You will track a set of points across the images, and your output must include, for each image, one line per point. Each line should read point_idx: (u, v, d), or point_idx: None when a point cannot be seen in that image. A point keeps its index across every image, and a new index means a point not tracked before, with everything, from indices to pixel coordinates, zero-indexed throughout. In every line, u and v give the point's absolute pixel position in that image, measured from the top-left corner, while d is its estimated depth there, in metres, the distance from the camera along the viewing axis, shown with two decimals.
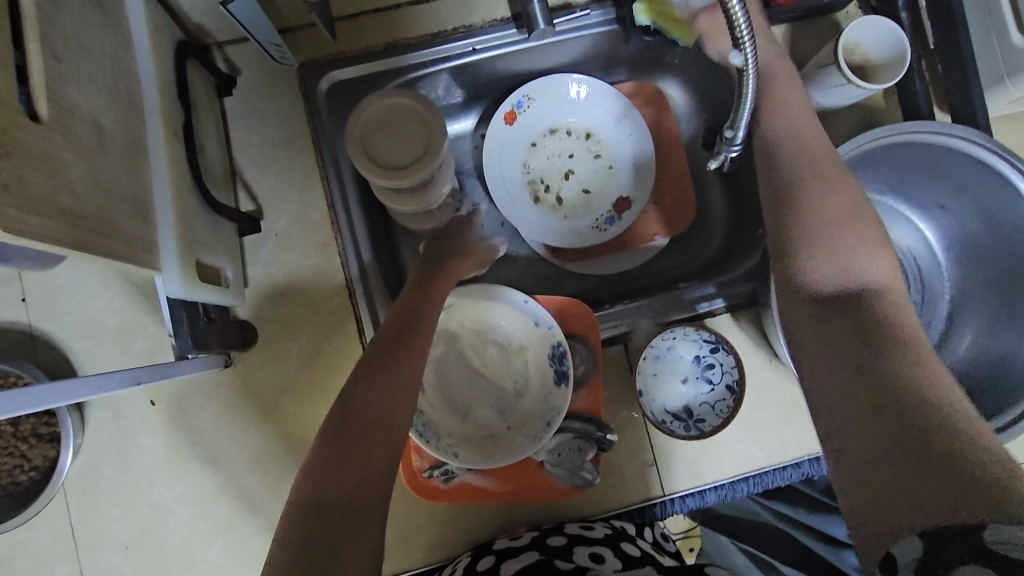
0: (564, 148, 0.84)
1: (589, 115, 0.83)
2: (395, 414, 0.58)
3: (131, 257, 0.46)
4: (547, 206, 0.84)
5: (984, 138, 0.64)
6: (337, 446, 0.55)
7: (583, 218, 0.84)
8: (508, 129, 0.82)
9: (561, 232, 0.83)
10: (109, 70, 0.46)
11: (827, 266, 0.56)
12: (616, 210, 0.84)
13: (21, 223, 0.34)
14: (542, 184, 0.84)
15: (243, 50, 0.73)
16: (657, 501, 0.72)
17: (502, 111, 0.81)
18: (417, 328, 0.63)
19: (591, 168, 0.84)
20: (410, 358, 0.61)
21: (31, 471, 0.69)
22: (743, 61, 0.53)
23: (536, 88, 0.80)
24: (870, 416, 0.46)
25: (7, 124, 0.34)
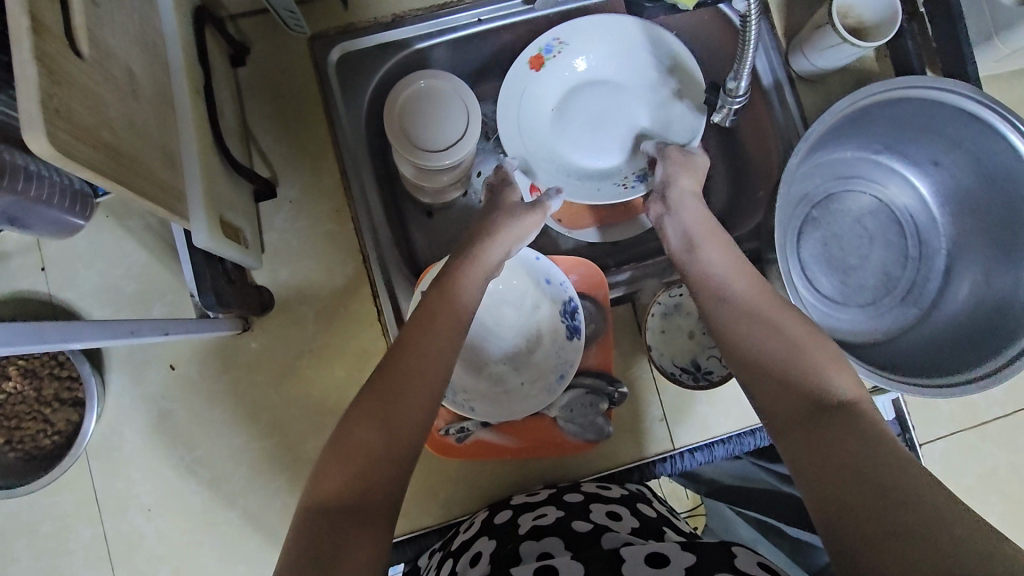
0: (586, 108, 0.80)
1: (615, 69, 0.79)
2: (403, 427, 0.51)
3: (165, 202, 0.48)
4: (568, 163, 0.79)
5: (975, 92, 0.66)
6: (339, 452, 0.49)
7: (609, 178, 0.79)
8: (535, 76, 0.77)
9: (594, 193, 0.77)
10: (139, 22, 0.48)
11: (781, 319, 0.56)
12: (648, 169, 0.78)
13: (72, 149, 0.35)
14: (565, 144, 0.79)
15: (256, 22, 0.75)
16: (667, 456, 0.74)
17: (526, 55, 0.76)
18: (428, 335, 0.56)
19: (624, 129, 0.79)
20: (419, 372, 0.54)
21: (55, 435, 0.71)
22: (747, 8, 0.58)
23: (566, 31, 0.76)
24: (844, 473, 0.43)
25: (55, 54, 0.35)
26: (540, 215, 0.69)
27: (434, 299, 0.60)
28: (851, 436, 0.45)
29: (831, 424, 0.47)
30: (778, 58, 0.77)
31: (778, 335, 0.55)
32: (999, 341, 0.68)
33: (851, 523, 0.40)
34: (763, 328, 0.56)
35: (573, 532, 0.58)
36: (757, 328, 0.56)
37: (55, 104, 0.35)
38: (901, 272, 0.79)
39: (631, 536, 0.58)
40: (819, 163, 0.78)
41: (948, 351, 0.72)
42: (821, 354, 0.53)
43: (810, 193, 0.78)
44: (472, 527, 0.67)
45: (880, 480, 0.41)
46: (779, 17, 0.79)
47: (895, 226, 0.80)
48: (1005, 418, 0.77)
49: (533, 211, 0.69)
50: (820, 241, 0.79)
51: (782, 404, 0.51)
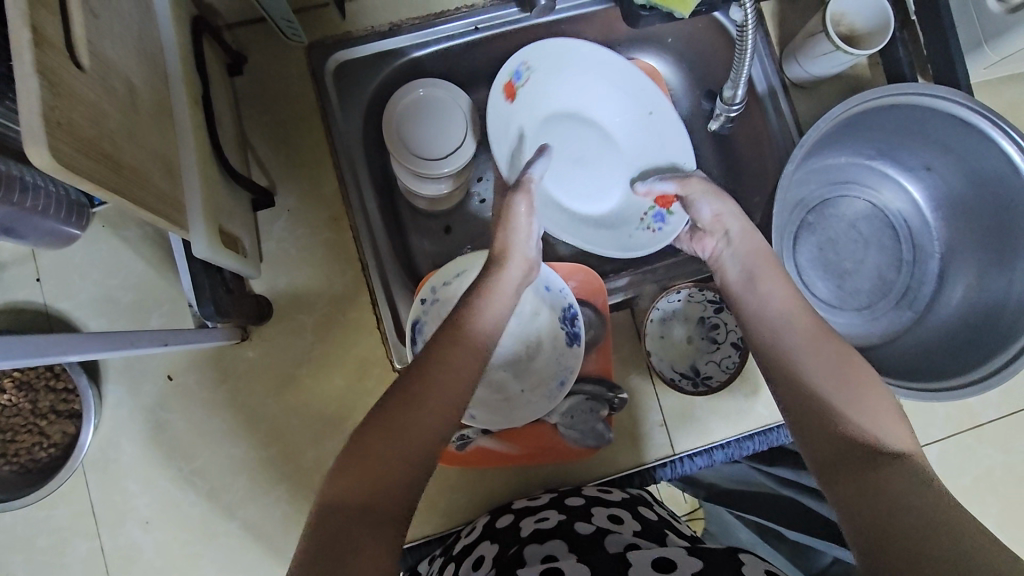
0: (574, 145, 0.79)
1: (591, 102, 0.78)
2: (426, 439, 0.50)
3: (165, 213, 0.47)
4: (579, 212, 0.78)
5: (966, 98, 0.67)
6: (357, 457, 0.48)
7: (627, 225, 0.79)
8: (510, 106, 0.74)
9: (615, 242, 0.77)
10: (138, 32, 0.48)
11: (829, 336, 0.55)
12: (661, 205, 0.75)
13: (74, 162, 0.35)
14: (565, 191, 0.78)
15: (253, 31, 0.75)
16: (667, 461, 0.74)
17: (501, 84, 0.73)
18: (457, 344, 0.55)
19: (616, 167, 0.79)
20: (446, 386, 0.52)
21: (50, 447, 0.70)
22: (743, 16, 0.60)
23: (534, 58, 0.73)
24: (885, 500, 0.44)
25: (57, 67, 0.35)
26: (523, 197, 0.64)
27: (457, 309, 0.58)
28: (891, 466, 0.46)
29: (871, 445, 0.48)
30: (772, 65, 0.78)
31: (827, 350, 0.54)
32: (992, 344, 0.69)
33: (886, 550, 0.42)
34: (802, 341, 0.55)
35: (576, 534, 0.58)
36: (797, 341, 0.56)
37: (57, 116, 0.34)
38: (896, 276, 0.80)
39: (634, 538, 0.58)
40: (814, 169, 0.78)
41: (944, 352, 0.73)
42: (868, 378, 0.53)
43: (804, 199, 0.79)
44: (474, 532, 0.67)
45: (929, 515, 0.42)
46: (772, 24, 0.80)
47: (889, 230, 0.81)
48: (1000, 420, 0.78)
49: (512, 199, 0.65)
50: (817, 246, 0.80)
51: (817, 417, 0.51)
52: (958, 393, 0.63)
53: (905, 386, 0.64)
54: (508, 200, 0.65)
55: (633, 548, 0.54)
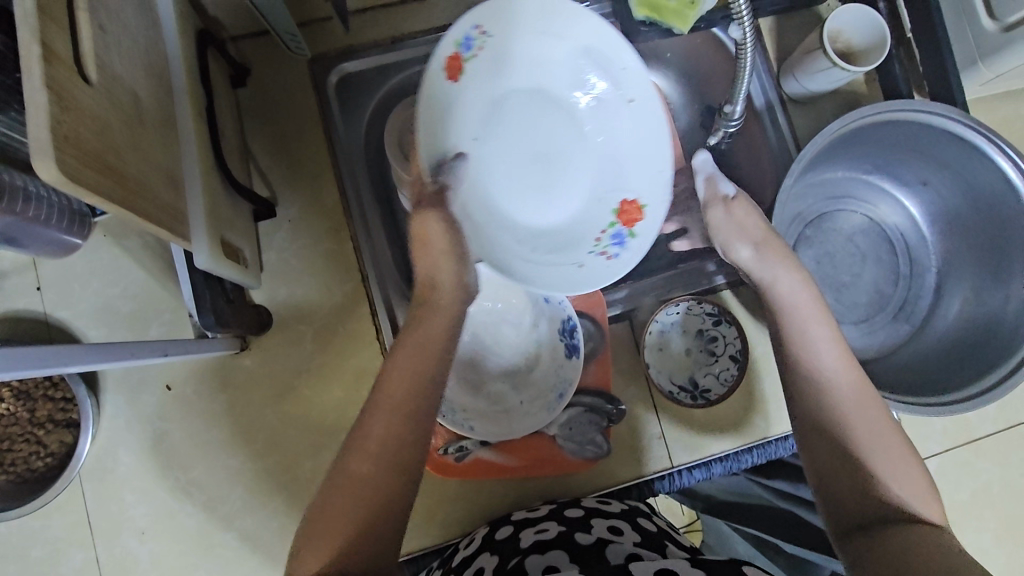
0: (531, 136, 0.67)
1: (562, 80, 0.66)
2: (386, 482, 0.50)
3: (168, 224, 0.48)
4: (521, 225, 0.67)
5: (962, 116, 0.68)
6: (320, 515, 0.49)
7: (580, 245, 0.67)
8: (454, 85, 0.62)
9: (552, 270, 0.65)
10: (144, 46, 0.48)
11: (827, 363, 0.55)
12: (623, 222, 0.66)
13: (80, 176, 0.36)
14: (510, 191, 0.67)
15: (256, 44, 0.76)
16: (665, 474, 0.74)
17: (443, 58, 0.60)
18: (396, 371, 0.53)
19: (581, 169, 0.68)
20: (413, 417, 0.52)
21: (47, 457, 0.70)
22: (743, 34, 0.60)
23: (487, 19, 0.60)
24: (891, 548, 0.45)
25: (66, 81, 0.36)
26: (435, 213, 0.59)
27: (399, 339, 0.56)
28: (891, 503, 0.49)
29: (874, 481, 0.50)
30: (770, 81, 0.79)
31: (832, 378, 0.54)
32: (988, 359, 0.69)
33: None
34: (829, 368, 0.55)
35: (578, 544, 0.58)
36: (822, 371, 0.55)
37: (65, 130, 0.35)
38: (893, 290, 0.81)
39: (636, 547, 0.58)
40: (811, 183, 0.79)
41: (941, 366, 0.74)
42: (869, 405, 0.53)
43: (803, 212, 0.79)
44: (473, 544, 0.67)
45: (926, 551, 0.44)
46: (770, 40, 0.81)
47: (885, 244, 0.81)
48: (997, 434, 0.78)
49: (426, 217, 0.59)
50: (815, 260, 0.80)
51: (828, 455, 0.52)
52: (953, 407, 0.64)
53: (901, 400, 0.64)
54: (420, 214, 0.59)
55: (634, 559, 0.54)
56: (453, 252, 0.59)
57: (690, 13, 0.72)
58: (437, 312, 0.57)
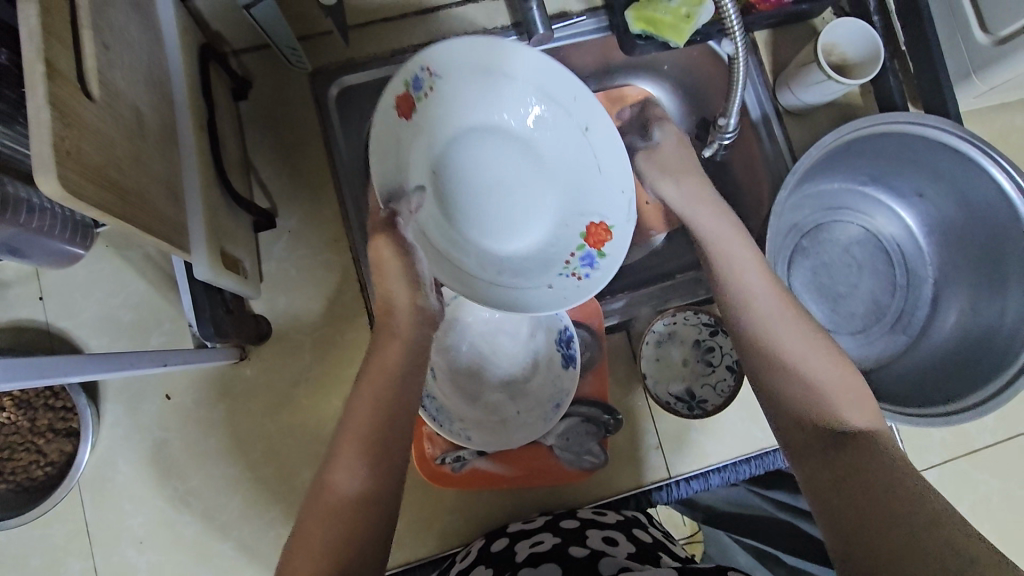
0: (492, 168, 0.67)
1: (516, 112, 0.66)
2: (368, 492, 0.52)
3: (168, 237, 0.48)
4: (488, 253, 0.67)
5: (955, 128, 0.69)
6: (305, 532, 0.50)
7: (549, 268, 0.66)
8: (407, 123, 0.64)
9: (518, 294, 0.65)
10: (146, 62, 0.49)
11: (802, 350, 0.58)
12: (592, 244, 0.66)
13: (82, 191, 0.36)
14: (473, 223, 0.68)
15: (258, 58, 0.77)
16: (663, 485, 0.74)
17: (394, 98, 0.62)
18: (363, 394, 0.57)
19: (545, 195, 0.68)
20: (381, 440, 0.55)
21: (47, 466, 0.70)
22: (735, 48, 0.62)
23: (430, 59, 0.61)
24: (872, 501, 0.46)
25: (69, 98, 0.36)
26: (386, 238, 0.62)
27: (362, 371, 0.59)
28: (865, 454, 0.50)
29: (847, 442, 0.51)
30: (765, 92, 0.80)
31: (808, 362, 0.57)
32: (986, 371, 0.69)
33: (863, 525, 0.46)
34: (806, 352, 0.57)
35: (571, 558, 0.58)
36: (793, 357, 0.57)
37: (67, 146, 0.35)
38: (890, 300, 0.81)
39: (628, 561, 0.58)
40: (808, 194, 0.79)
41: (938, 378, 0.74)
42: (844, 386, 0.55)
43: (799, 223, 0.80)
44: (469, 556, 0.67)
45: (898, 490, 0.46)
46: (766, 54, 0.81)
47: (882, 255, 0.82)
48: (996, 446, 0.78)
49: (378, 242, 0.62)
50: (811, 271, 0.80)
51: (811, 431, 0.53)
52: (950, 418, 0.64)
53: (897, 412, 0.64)
54: (373, 242, 0.63)
55: (627, 570, 0.54)
56: (408, 275, 0.63)
57: (687, 27, 0.73)
58: (400, 342, 0.60)
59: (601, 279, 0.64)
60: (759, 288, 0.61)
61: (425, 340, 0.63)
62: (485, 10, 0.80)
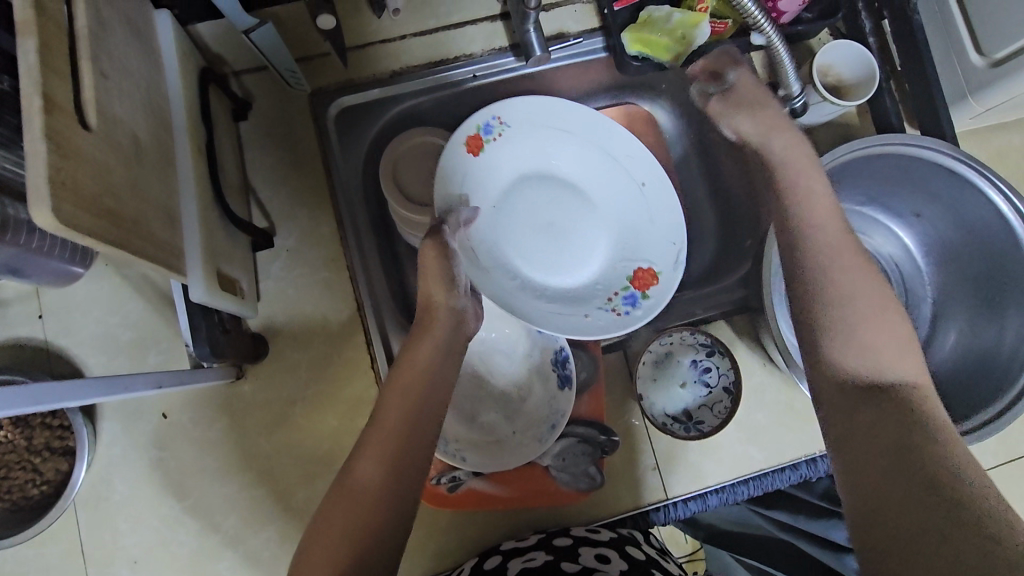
0: (547, 212, 0.77)
1: (572, 167, 0.77)
2: (393, 490, 0.52)
3: (164, 261, 0.49)
4: (534, 282, 0.75)
5: (951, 149, 0.69)
6: (321, 528, 0.50)
7: (593, 302, 0.75)
8: (473, 158, 0.73)
9: (563, 317, 0.72)
10: (144, 88, 0.50)
11: (859, 317, 0.53)
12: (637, 286, 0.74)
13: (76, 220, 0.37)
14: (522, 255, 0.75)
15: (258, 78, 0.77)
16: (660, 505, 0.74)
17: (466, 134, 0.72)
18: (393, 394, 0.57)
19: (595, 241, 0.77)
20: (410, 439, 0.54)
21: (44, 485, 0.71)
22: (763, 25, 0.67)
23: (508, 111, 0.72)
24: (911, 499, 0.44)
25: (65, 129, 0.37)
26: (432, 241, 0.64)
27: (396, 367, 0.59)
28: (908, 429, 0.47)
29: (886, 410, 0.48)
30: None
31: (870, 328, 0.53)
32: (986, 393, 0.69)
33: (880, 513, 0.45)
34: (856, 321, 0.53)
35: None
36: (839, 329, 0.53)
37: (62, 177, 0.36)
38: None
39: None
40: None
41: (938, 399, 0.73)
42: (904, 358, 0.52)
43: None
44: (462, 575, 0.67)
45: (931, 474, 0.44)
46: (763, 74, 0.82)
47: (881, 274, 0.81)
48: (998, 468, 0.77)
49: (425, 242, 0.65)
50: None
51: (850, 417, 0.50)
52: None
53: None
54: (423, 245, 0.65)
55: None
56: (446, 278, 0.64)
57: (679, 48, 0.75)
58: (432, 343, 0.60)
59: (642, 317, 0.72)
60: (820, 246, 0.56)
61: (455, 343, 0.63)
62: (484, 31, 0.80)
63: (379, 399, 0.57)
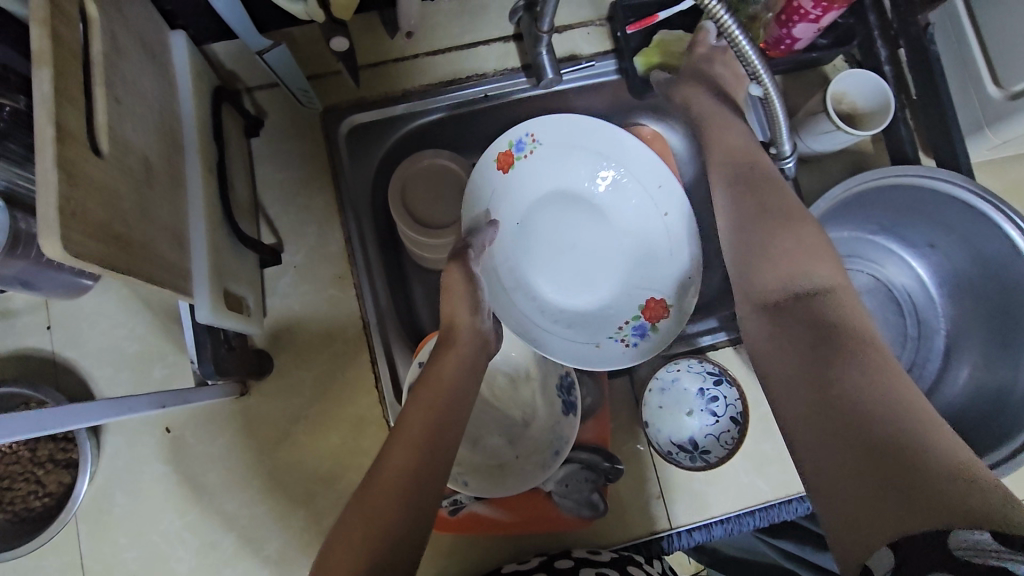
0: (569, 232, 0.77)
1: (601, 187, 0.76)
2: (417, 498, 0.52)
3: (171, 283, 0.49)
4: (547, 304, 0.75)
5: (968, 182, 0.68)
6: (343, 534, 0.50)
7: (604, 329, 0.74)
8: (503, 174, 0.74)
9: (567, 343, 0.72)
10: (157, 110, 0.50)
11: (763, 248, 0.57)
12: (646, 317, 0.74)
13: (84, 249, 0.37)
14: (539, 274, 0.76)
15: (270, 94, 0.78)
16: (664, 534, 0.73)
17: (496, 149, 0.73)
18: (416, 406, 0.57)
19: (614, 267, 0.76)
20: (435, 449, 0.55)
21: (45, 497, 0.71)
22: (764, 90, 0.56)
23: (541, 130, 0.73)
24: (852, 451, 0.43)
25: (78, 158, 0.37)
26: (459, 264, 0.66)
27: (422, 383, 0.60)
28: (835, 368, 0.47)
29: (815, 356, 0.49)
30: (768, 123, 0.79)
31: (774, 259, 0.56)
32: (1000, 431, 0.67)
33: (822, 463, 0.45)
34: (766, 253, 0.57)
35: None
36: (761, 272, 0.57)
37: (72, 206, 0.36)
38: (901, 351, 0.80)
39: None
40: None
41: None
42: (826, 290, 0.53)
43: None
44: None
45: (861, 410, 0.44)
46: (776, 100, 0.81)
47: (893, 304, 0.81)
48: None
49: (451, 267, 0.66)
50: None
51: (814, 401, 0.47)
52: None
53: None
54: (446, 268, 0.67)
55: None
56: (470, 299, 0.65)
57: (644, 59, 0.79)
58: (457, 357, 0.61)
59: (649, 350, 0.71)
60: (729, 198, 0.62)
61: (478, 362, 0.63)
62: (497, 51, 0.80)
63: (403, 411, 0.58)
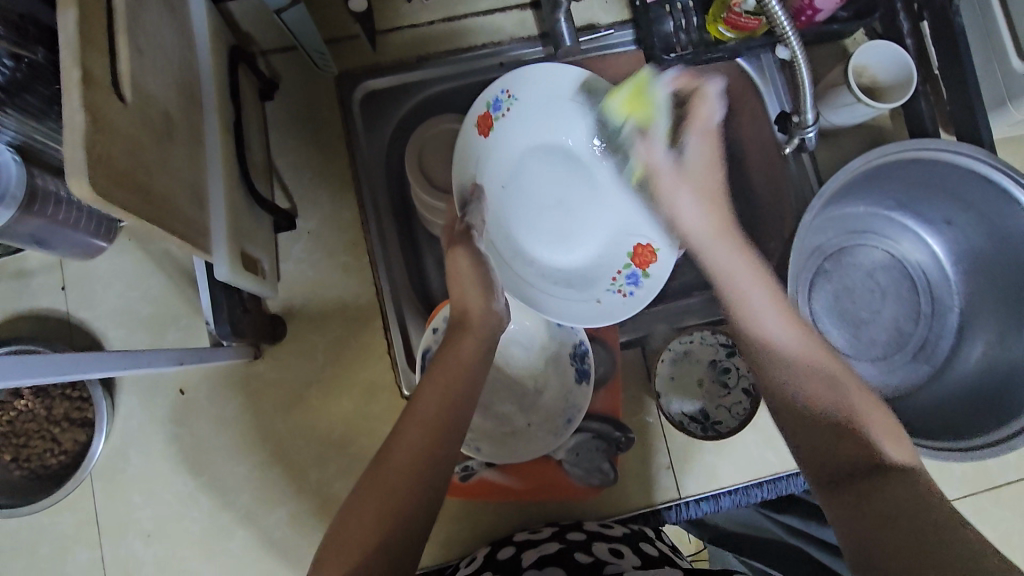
0: (555, 190, 0.75)
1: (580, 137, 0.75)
2: (428, 474, 0.52)
3: (192, 238, 0.49)
4: (543, 265, 0.74)
5: (988, 155, 0.67)
6: (354, 509, 0.51)
7: (599, 283, 0.74)
8: (486, 138, 0.72)
9: (563, 303, 0.71)
10: (177, 64, 0.50)
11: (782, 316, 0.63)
12: (637, 264, 0.73)
13: (110, 194, 0.37)
14: (532, 236, 0.75)
15: (285, 59, 0.77)
16: (672, 504, 0.73)
17: (476, 113, 0.70)
18: (428, 386, 0.57)
19: (598, 220, 0.75)
20: (448, 428, 0.55)
21: (61, 455, 0.71)
22: (792, 53, 0.57)
23: (517, 83, 0.70)
24: (878, 507, 0.47)
25: (102, 102, 0.37)
26: (462, 249, 0.65)
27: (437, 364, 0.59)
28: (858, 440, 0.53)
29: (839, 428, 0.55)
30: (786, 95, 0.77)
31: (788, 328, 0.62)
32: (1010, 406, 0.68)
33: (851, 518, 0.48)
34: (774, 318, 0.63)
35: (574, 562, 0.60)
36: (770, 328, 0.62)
37: (98, 150, 0.36)
38: (914, 329, 0.79)
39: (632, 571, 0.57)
40: (831, 217, 0.78)
41: (964, 411, 0.72)
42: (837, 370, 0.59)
43: (822, 245, 0.79)
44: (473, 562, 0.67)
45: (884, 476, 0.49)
46: None
47: (907, 281, 0.80)
48: (1018, 482, 0.76)
49: (456, 252, 0.65)
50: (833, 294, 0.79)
51: (831, 456, 0.53)
52: (974, 453, 0.63)
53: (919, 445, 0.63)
54: (451, 253, 0.66)
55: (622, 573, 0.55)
56: (482, 282, 0.65)
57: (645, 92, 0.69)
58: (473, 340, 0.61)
59: (646, 296, 0.71)
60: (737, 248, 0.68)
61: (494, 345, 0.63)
62: (514, 18, 0.79)
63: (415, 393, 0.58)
